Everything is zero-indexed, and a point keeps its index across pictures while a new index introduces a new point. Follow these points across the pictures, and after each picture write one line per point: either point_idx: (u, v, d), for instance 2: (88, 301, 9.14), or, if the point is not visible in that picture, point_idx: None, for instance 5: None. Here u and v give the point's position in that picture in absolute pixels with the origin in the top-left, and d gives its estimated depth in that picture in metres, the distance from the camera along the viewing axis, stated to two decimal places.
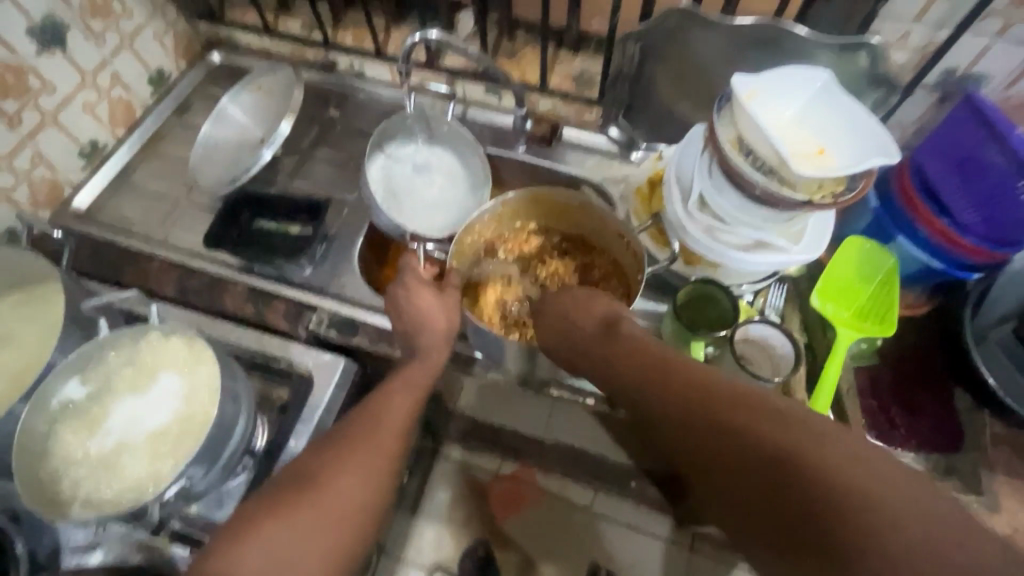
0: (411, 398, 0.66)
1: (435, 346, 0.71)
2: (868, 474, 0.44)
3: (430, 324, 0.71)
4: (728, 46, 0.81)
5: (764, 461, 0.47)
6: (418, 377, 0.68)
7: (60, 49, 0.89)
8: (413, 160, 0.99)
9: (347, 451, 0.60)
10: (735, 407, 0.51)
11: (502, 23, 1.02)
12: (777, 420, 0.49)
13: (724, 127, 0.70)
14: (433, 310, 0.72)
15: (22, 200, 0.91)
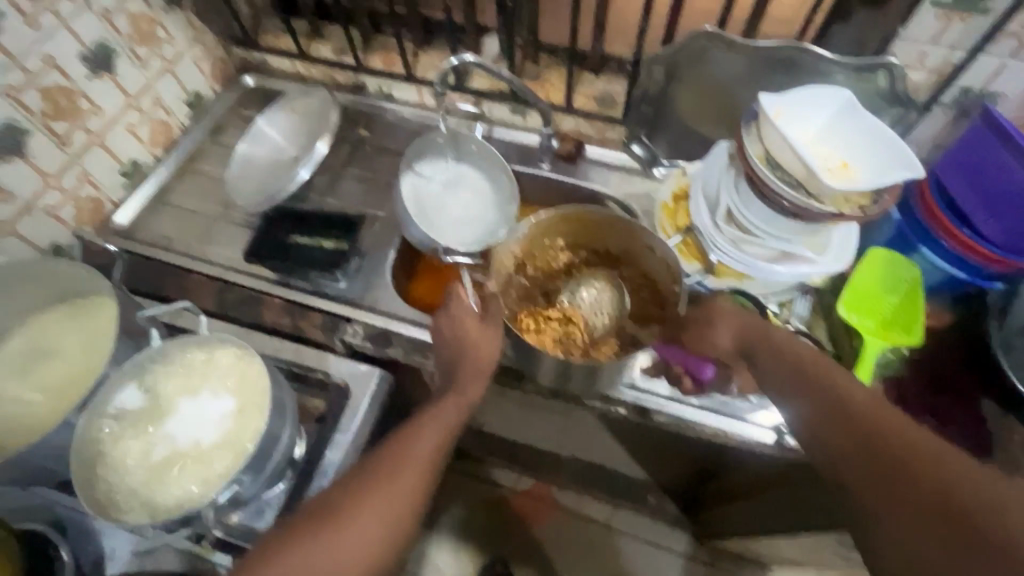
0: (437, 435, 0.67)
1: (469, 380, 0.72)
2: (954, 506, 0.51)
3: (473, 353, 0.74)
4: (750, 67, 0.84)
5: (860, 434, 0.59)
6: (447, 411, 0.70)
7: (108, 73, 0.93)
8: (442, 178, 1.03)
9: (368, 487, 0.62)
10: (915, 453, 0.55)
11: (527, 47, 1.07)
12: (938, 465, 0.53)
13: (751, 143, 0.73)
14: (478, 337, 0.74)
15: (68, 218, 0.94)
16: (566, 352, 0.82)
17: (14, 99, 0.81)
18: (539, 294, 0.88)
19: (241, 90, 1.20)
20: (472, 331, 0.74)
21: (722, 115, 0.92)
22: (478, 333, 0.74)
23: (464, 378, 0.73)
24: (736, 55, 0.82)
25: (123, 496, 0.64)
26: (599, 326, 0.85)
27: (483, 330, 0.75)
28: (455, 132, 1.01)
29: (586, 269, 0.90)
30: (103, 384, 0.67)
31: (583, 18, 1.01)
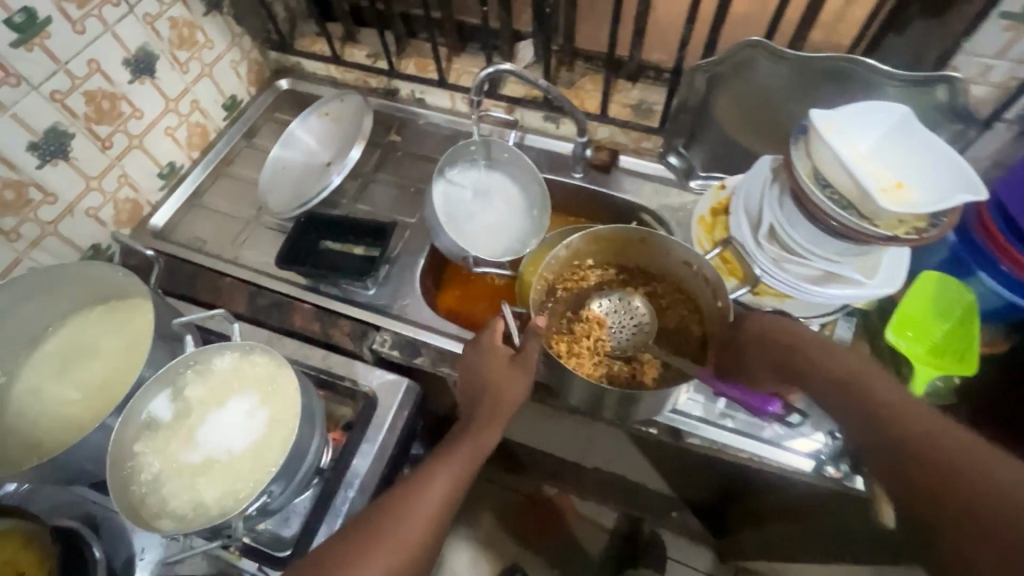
0: (445, 484, 0.66)
1: (486, 425, 0.72)
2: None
3: (493, 391, 0.73)
4: (798, 80, 0.80)
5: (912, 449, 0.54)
6: (460, 457, 0.69)
7: (149, 77, 0.95)
8: (473, 187, 1.02)
9: (366, 546, 0.61)
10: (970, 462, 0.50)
11: (563, 53, 1.05)
12: (990, 484, 0.47)
13: (799, 160, 0.70)
14: (502, 376, 0.73)
15: (108, 219, 0.96)
16: (611, 379, 0.78)
17: (60, 103, 0.82)
18: (574, 314, 0.85)
19: (276, 94, 1.22)
20: (502, 372, 0.73)
21: (764, 127, 0.89)
22: (509, 376, 0.73)
23: (486, 419, 0.72)
24: (781, 67, 0.79)
25: (155, 502, 0.65)
26: (640, 344, 0.82)
27: (513, 373, 0.73)
28: (488, 141, 1.00)
29: (619, 287, 0.88)
30: (138, 388, 0.68)
31: (622, 25, 0.99)
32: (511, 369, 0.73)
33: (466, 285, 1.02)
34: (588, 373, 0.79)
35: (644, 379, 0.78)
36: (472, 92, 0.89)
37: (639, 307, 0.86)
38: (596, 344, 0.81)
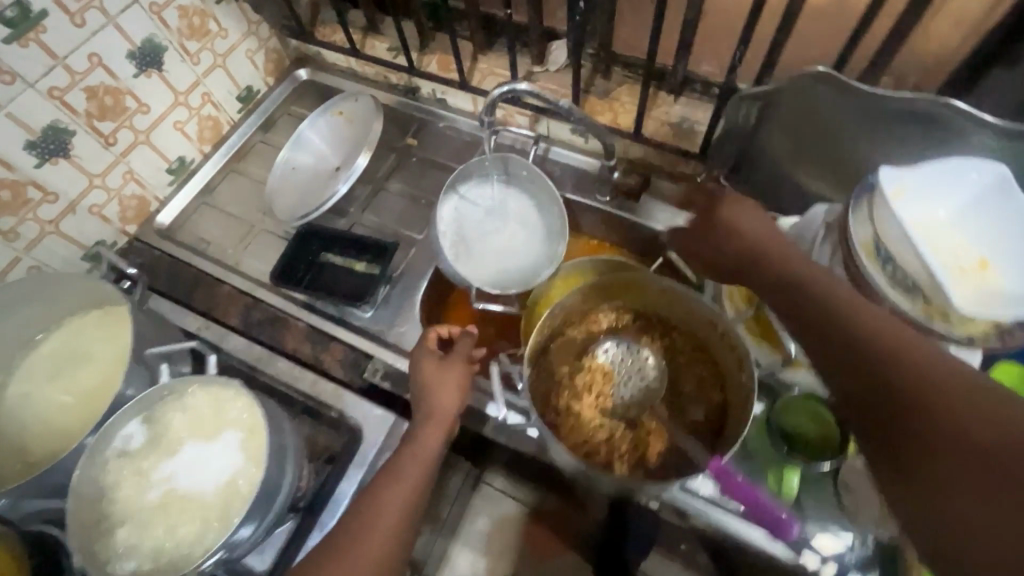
0: (412, 476, 0.67)
1: (426, 425, 0.70)
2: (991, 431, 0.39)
3: (436, 401, 0.71)
4: (869, 122, 0.67)
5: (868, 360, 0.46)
6: (417, 461, 0.68)
7: (156, 70, 0.90)
8: (486, 205, 0.93)
9: (336, 558, 0.62)
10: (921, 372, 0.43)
11: (597, 59, 0.93)
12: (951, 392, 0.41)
13: (856, 227, 0.58)
14: (440, 384, 0.72)
15: (112, 216, 0.94)
16: (610, 452, 0.71)
17: (58, 100, 0.79)
18: (578, 363, 0.77)
19: (295, 84, 1.15)
20: (445, 372, 0.72)
21: (821, 167, 0.75)
22: (453, 372, 0.73)
23: (431, 418, 0.70)
24: (851, 107, 0.66)
25: (117, 543, 0.63)
26: (648, 408, 0.74)
27: (455, 371, 0.73)
28: (506, 157, 0.90)
29: (631, 334, 0.79)
30: (111, 415, 0.66)
31: (667, 32, 0.86)
32: (456, 367, 0.74)
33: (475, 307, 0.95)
34: (587, 439, 0.72)
35: (647, 453, 0.71)
36: (485, 111, 0.79)
37: (650, 363, 0.77)
38: (600, 404, 0.74)
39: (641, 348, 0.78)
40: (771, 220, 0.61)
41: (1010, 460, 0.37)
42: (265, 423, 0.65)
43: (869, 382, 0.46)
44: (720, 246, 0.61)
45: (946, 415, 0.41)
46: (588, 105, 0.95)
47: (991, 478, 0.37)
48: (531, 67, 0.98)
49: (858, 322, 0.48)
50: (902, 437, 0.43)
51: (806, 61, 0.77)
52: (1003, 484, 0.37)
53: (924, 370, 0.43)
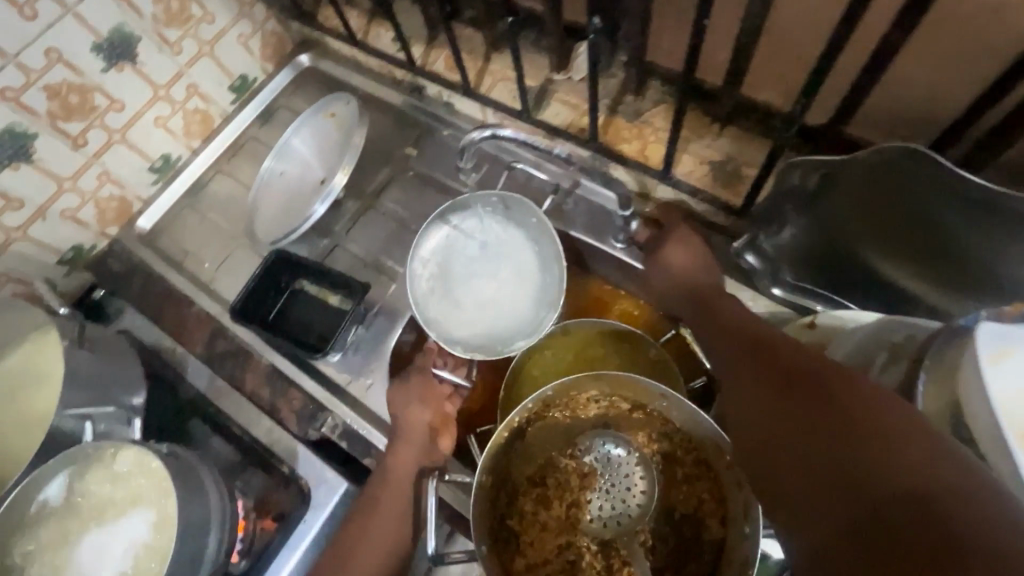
0: (400, 495, 0.65)
1: (404, 441, 0.68)
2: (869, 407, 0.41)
3: (411, 424, 0.69)
4: (971, 222, 0.51)
5: (785, 374, 0.48)
6: (400, 481, 0.66)
7: (129, 63, 0.81)
8: (480, 240, 0.79)
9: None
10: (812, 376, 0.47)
11: (629, 72, 0.75)
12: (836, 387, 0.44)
13: (929, 386, 0.43)
14: (417, 410, 0.71)
15: (89, 219, 0.88)
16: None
17: (13, 101, 0.72)
18: (556, 457, 0.68)
19: (296, 72, 1.02)
20: (410, 386, 0.73)
21: (903, 255, 0.59)
22: (425, 385, 0.74)
23: (406, 438, 0.69)
24: (941, 195, 0.50)
25: None
26: (626, 529, 0.65)
27: (425, 386, 0.74)
28: (502, 196, 0.77)
29: (621, 430, 0.67)
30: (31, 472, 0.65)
31: (718, 47, 0.66)
32: (420, 379, 0.74)
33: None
34: (546, 558, 0.64)
35: None
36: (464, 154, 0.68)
37: (637, 470, 0.66)
38: (570, 515, 0.66)
39: (631, 450, 0.67)
40: (704, 249, 0.70)
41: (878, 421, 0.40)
42: (181, 503, 0.61)
43: (799, 466, 0.43)
44: (671, 278, 0.70)
45: (870, 480, 0.38)
46: (612, 130, 0.78)
47: (910, 521, 0.35)
48: (550, 74, 0.82)
49: (809, 378, 0.46)
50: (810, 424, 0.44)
51: (909, 100, 0.58)
52: (928, 527, 0.34)
53: (847, 438, 0.41)
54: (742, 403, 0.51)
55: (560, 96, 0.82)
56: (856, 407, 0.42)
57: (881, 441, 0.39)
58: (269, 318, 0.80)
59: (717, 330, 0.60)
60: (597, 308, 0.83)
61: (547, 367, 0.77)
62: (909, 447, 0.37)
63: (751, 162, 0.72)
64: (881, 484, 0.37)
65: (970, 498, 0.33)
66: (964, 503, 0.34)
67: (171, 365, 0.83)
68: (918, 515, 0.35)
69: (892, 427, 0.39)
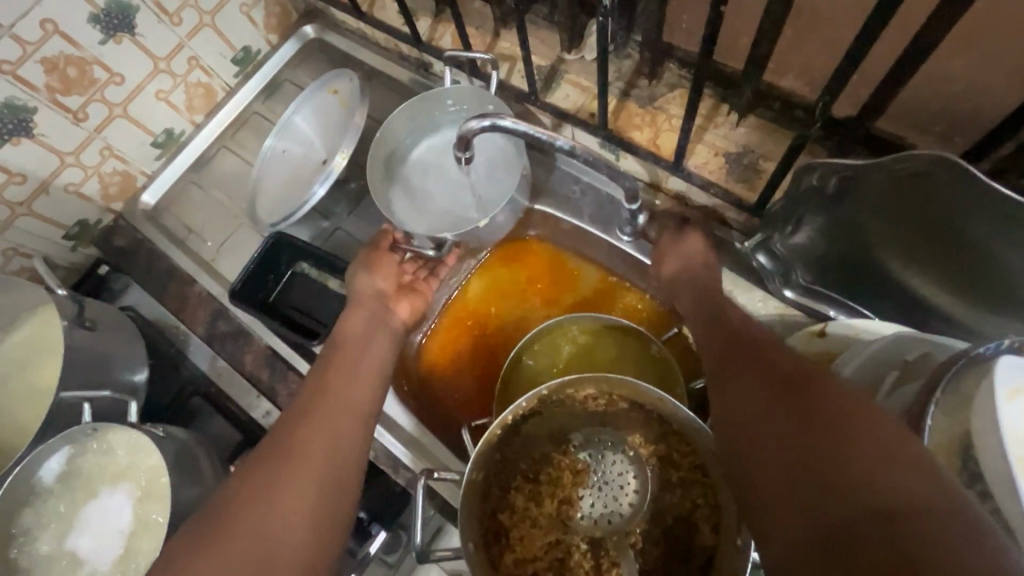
0: (357, 345, 0.64)
1: (361, 299, 0.71)
2: (863, 423, 0.38)
3: (368, 290, 0.72)
4: (1007, 231, 0.47)
5: (782, 376, 0.45)
6: (350, 339, 0.64)
7: (127, 34, 0.79)
8: (435, 151, 0.81)
9: (304, 426, 0.51)
10: (809, 382, 0.43)
11: (644, 55, 0.70)
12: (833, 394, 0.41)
13: (940, 417, 0.39)
14: (374, 280, 0.73)
15: (93, 195, 0.88)
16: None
17: (10, 75, 0.71)
18: (548, 452, 0.65)
19: (300, 44, 0.98)
20: (363, 259, 0.76)
21: (927, 264, 0.55)
22: (378, 258, 0.75)
23: (358, 303, 0.71)
24: (969, 199, 0.47)
25: (66, 555, 0.68)
26: (616, 530, 0.62)
27: (382, 257, 0.76)
28: (435, 91, 0.77)
29: (619, 428, 0.64)
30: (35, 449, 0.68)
31: (741, 31, 0.61)
32: (366, 255, 0.76)
33: (485, 323, 0.81)
34: (535, 554, 0.62)
35: None
36: (458, 142, 0.62)
37: (631, 471, 0.64)
38: (561, 511, 0.64)
39: (626, 448, 0.64)
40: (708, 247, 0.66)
41: (870, 436, 0.37)
42: (178, 485, 0.64)
43: (771, 471, 0.40)
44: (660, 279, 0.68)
45: (855, 491, 0.35)
46: (624, 115, 0.74)
47: (890, 536, 0.32)
48: (561, 54, 0.77)
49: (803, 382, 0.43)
50: (800, 427, 0.40)
51: (945, 96, 0.54)
52: (908, 544, 0.32)
53: (838, 449, 0.37)
54: (723, 393, 0.48)
55: (571, 77, 0.77)
56: (845, 418, 0.39)
57: (865, 460, 0.36)
58: (269, 299, 0.79)
59: (706, 322, 0.57)
60: (602, 299, 0.80)
61: (543, 359, 0.75)
62: (894, 473, 0.35)
63: (770, 156, 0.68)
64: (854, 503, 0.35)
65: (937, 524, 0.32)
66: (936, 544, 0.31)
67: (174, 344, 0.85)
68: (887, 542, 0.32)
69: (874, 446, 0.36)
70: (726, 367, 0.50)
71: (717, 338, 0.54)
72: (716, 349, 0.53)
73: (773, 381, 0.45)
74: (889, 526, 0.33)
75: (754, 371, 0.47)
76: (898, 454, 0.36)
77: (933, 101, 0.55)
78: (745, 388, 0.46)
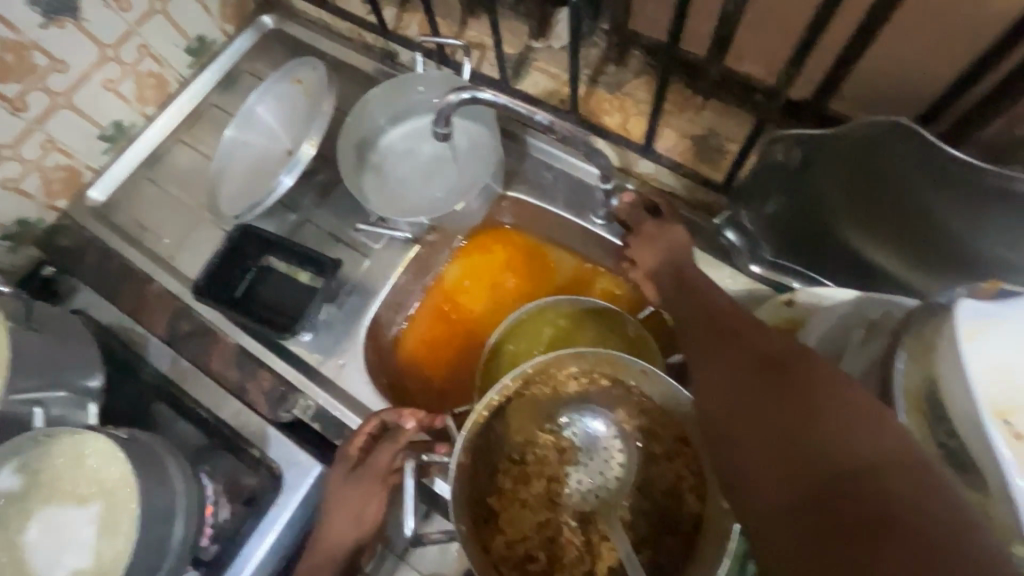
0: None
1: (338, 521, 0.64)
2: (830, 383, 0.39)
3: (346, 516, 0.64)
4: (956, 197, 0.50)
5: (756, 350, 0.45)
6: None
7: (71, 19, 0.74)
8: (407, 139, 0.81)
9: None
10: (779, 350, 0.43)
11: (612, 41, 0.72)
12: (802, 360, 0.41)
13: (907, 365, 0.43)
14: (359, 513, 0.65)
15: (34, 191, 0.82)
16: (551, 562, 0.62)
17: None
18: (534, 434, 0.65)
19: (258, 35, 0.95)
20: (349, 493, 0.65)
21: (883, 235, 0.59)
22: (367, 493, 0.65)
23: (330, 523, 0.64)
24: (922, 168, 0.50)
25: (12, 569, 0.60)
26: (605, 503, 0.63)
27: (370, 492, 0.65)
28: (407, 78, 0.76)
29: (602, 406, 0.65)
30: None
31: (701, 17, 0.64)
32: (358, 484, 0.65)
33: (465, 311, 0.82)
34: (525, 534, 0.62)
35: (595, 567, 0.61)
36: (438, 118, 0.62)
37: (616, 444, 0.64)
38: (549, 490, 0.64)
39: (610, 424, 0.65)
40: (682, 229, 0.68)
41: (837, 398, 0.37)
42: (145, 491, 0.59)
43: (744, 439, 0.40)
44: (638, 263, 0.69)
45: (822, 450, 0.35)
46: (593, 102, 0.75)
47: (853, 491, 0.33)
48: (529, 42, 0.79)
49: (775, 355, 0.43)
50: (771, 397, 0.40)
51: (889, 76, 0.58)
52: (868, 500, 0.32)
53: (807, 411, 0.38)
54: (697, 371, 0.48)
55: (539, 64, 0.78)
56: (813, 381, 0.39)
57: (830, 421, 0.36)
58: (236, 296, 0.77)
59: (691, 301, 0.57)
60: (578, 285, 0.81)
61: (524, 343, 0.75)
62: (864, 436, 0.35)
63: (733, 137, 0.71)
64: (824, 464, 0.35)
65: (898, 475, 0.32)
66: (901, 492, 0.32)
67: (131, 347, 0.80)
68: (852, 502, 0.33)
69: (841, 405, 0.37)
70: (702, 346, 0.50)
71: (695, 318, 0.54)
72: (692, 331, 0.53)
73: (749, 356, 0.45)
74: (854, 482, 0.33)
75: (732, 346, 0.47)
76: (864, 411, 0.36)
77: (879, 81, 0.59)
78: (720, 361, 0.46)
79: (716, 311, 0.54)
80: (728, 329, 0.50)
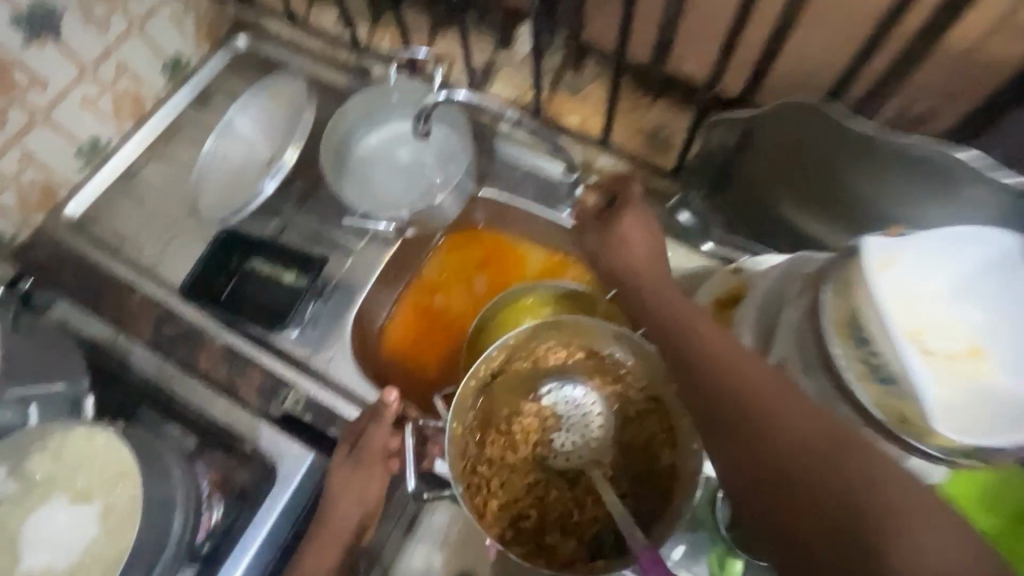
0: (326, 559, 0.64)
1: (337, 508, 0.65)
2: (829, 436, 0.42)
3: (345, 503, 0.65)
4: (864, 162, 0.59)
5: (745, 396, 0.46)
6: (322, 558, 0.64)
7: (52, 38, 0.77)
8: (384, 143, 0.87)
9: None
10: (768, 396, 0.45)
11: (568, 49, 0.81)
12: (796, 410, 0.44)
13: (833, 297, 0.50)
14: (357, 497, 0.66)
15: (9, 205, 0.82)
16: (542, 519, 0.66)
17: None
18: (518, 404, 0.70)
19: (232, 55, 1.00)
20: (346, 477, 0.66)
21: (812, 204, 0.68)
22: (362, 475, 0.66)
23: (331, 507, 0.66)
24: (835, 141, 0.59)
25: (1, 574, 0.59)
26: (587, 462, 0.68)
27: (365, 475, 0.67)
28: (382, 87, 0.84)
29: (579, 373, 0.70)
30: None
31: None
32: (351, 466, 0.67)
33: (446, 302, 0.87)
34: (517, 495, 0.67)
35: (582, 519, 0.65)
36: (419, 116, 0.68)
37: (595, 408, 0.69)
38: (535, 454, 0.68)
39: (588, 390, 0.70)
40: None
41: (841, 451, 0.41)
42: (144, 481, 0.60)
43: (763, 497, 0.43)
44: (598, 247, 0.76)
45: (851, 516, 0.39)
46: (554, 104, 0.84)
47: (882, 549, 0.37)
48: (493, 53, 0.86)
49: (765, 401, 0.45)
50: (782, 454, 0.43)
51: None
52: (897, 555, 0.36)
53: (824, 471, 0.41)
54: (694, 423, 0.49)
55: (504, 73, 0.86)
56: (816, 435, 0.42)
57: (844, 480, 0.40)
58: (224, 297, 0.80)
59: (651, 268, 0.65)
60: (550, 274, 0.87)
61: (503, 325, 0.80)
62: (881, 487, 0.39)
63: (680, 130, 0.80)
64: (851, 523, 0.39)
65: (917, 524, 0.37)
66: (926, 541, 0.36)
67: (114, 355, 0.80)
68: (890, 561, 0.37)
69: (850, 462, 0.40)
70: (688, 387, 0.50)
71: (668, 339, 0.55)
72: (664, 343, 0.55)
73: (741, 406, 0.46)
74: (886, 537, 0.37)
75: (720, 392, 0.48)
76: (863, 462, 0.40)
77: None
78: (715, 410, 0.47)
79: (681, 327, 0.55)
80: (709, 365, 0.50)
